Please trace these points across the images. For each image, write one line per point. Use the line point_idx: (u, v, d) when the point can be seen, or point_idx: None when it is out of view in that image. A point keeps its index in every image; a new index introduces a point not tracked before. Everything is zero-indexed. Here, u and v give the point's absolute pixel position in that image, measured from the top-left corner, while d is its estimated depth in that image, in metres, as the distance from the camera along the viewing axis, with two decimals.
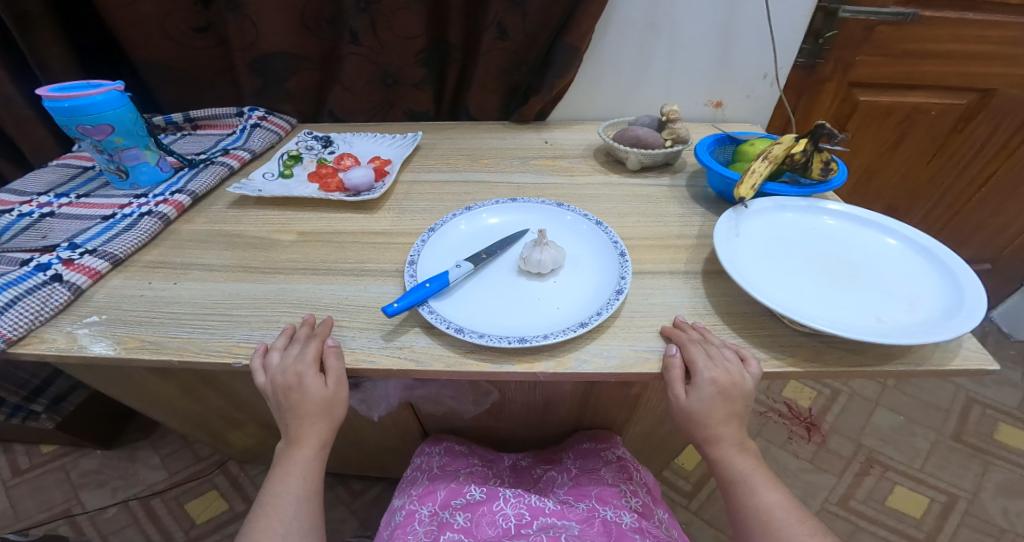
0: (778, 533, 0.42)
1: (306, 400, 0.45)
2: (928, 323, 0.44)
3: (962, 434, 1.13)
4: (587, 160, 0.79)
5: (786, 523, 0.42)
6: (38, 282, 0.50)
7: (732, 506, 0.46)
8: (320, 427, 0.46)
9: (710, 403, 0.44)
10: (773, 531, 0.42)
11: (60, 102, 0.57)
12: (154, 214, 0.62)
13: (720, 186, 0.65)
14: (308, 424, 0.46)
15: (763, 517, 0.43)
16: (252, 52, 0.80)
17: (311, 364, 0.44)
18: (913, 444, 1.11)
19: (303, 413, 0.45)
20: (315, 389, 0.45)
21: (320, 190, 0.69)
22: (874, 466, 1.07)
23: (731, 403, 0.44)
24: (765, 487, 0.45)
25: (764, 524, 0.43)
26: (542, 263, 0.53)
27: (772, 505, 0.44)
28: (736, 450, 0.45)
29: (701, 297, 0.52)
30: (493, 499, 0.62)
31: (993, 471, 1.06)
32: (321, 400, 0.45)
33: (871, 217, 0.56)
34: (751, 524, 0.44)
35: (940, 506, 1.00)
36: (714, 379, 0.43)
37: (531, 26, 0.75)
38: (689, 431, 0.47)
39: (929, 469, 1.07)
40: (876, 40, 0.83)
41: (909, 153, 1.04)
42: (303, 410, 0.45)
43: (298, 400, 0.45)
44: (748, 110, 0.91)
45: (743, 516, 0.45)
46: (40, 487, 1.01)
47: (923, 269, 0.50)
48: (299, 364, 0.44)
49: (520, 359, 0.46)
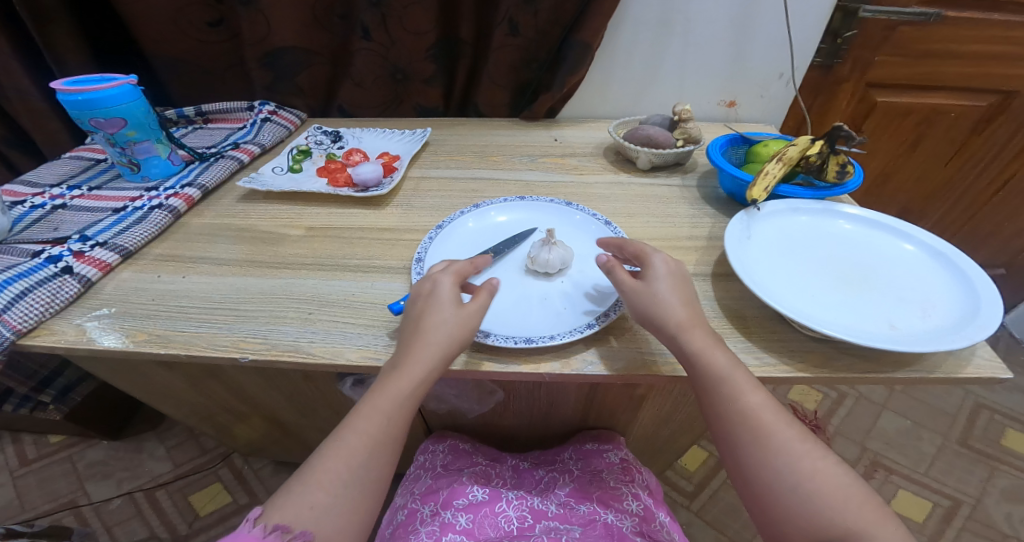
0: (771, 439, 0.38)
1: (434, 307, 0.43)
2: (942, 330, 0.43)
3: (968, 439, 1.11)
4: (597, 158, 0.78)
5: (776, 427, 0.38)
6: (49, 273, 0.51)
7: (709, 410, 0.41)
8: (433, 352, 0.40)
9: (666, 283, 0.45)
10: (765, 437, 0.38)
11: (73, 95, 0.57)
12: (165, 207, 0.63)
13: (731, 187, 0.64)
14: (423, 339, 0.41)
15: (751, 424, 0.39)
16: (263, 47, 0.80)
17: (451, 277, 0.46)
18: (919, 448, 1.10)
19: (427, 326, 0.42)
20: (446, 297, 0.43)
21: (329, 185, 0.69)
22: (878, 470, 1.06)
23: (686, 286, 0.46)
24: (749, 388, 0.40)
25: (753, 428, 0.39)
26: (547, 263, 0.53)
27: (758, 408, 0.39)
28: (714, 343, 0.42)
29: (710, 300, 0.52)
30: (495, 501, 0.63)
31: (999, 476, 1.04)
32: (448, 315, 0.42)
33: (887, 221, 0.55)
34: (738, 431, 0.39)
35: (943, 510, 0.99)
36: (664, 263, 0.46)
37: (543, 22, 0.74)
38: (661, 320, 0.43)
39: (934, 473, 1.05)
40: (896, 40, 0.81)
41: (926, 155, 1.02)
42: (426, 317, 0.42)
43: (428, 304, 0.43)
44: (763, 109, 0.90)
45: (728, 423, 0.40)
46: (48, 477, 1.02)
47: (939, 276, 0.49)
48: (442, 276, 0.45)
49: (525, 360, 0.46)
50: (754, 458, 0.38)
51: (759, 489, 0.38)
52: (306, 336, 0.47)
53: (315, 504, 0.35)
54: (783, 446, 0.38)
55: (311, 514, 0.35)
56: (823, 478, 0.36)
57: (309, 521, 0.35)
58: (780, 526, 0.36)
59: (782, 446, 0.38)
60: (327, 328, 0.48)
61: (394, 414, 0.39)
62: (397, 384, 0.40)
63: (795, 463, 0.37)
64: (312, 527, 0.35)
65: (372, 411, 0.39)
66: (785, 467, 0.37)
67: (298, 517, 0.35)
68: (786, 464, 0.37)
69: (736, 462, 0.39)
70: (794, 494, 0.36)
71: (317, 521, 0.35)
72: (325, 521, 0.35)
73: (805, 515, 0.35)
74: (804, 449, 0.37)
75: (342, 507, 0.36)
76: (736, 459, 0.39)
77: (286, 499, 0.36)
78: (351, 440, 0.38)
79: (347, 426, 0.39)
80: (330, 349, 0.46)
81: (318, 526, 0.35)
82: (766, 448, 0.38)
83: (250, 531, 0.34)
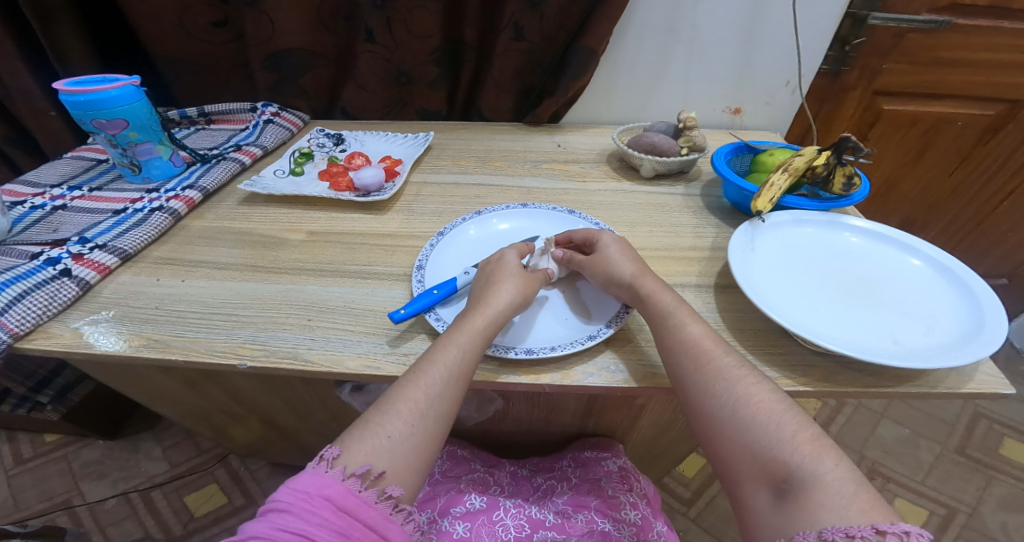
0: (710, 367, 0.39)
1: (507, 270, 0.48)
2: (945, 346, 0.42)
3: (966, 448, 1.10)
4: (600, 165, 0.78)
5: (715, 354, 0.40)
6: (48, 276, 0.51)
7: (658, 346, 0.43)
8: (511, 303, 0.46)
9: (615, 247, 0.50)
10: (705, 365, 0.39)
11: (76, 96, 0.57)
12: (165, 209, 0.62)
13: (736, 197, 0.64)
14: (503, 292, 0.46)
15: (696, 351, 0.40)
16: (267, 48, 0.80)
17: (515, 252, 0.51)
18: (917, 457, 1.09)
19: (505, 283, 0.47)
20: (514, 265, 0.49)
21: (330, 189, 0.69)
22: (875, 478, 1.05)
23: (629, 251, 0.50)
24: (691, 320, 0.43)
25: (696, 356, 0.40)
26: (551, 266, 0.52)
27: (699, 337, 0.41)
28: (662, 287, 0.46)
29: (712, 312, 0.51)
30: (493, 509, 0.63)
31: (996, 485, 1.03)
32: (522, 280, 0.48)
33: (895, 235, 0.54)
34: (681, 362, 0.41)
35: (939, 518, 0.98)
36: (609, 235, 0.52)
37: (548, 27, 0.74)
38: (617, 277, 0.47)
39: (931, 482, 1.04)
40: (905, 48, 0.80)
41: (932, 165, 1.01)
42: (502, 277, 0.48)
43: (500, 268, 0.49)
44: (767, 117, 0.90)
45: (672, 355, 0.41)
46: (44, 476, 1.02)
47: (944, 291, 0.48)
48: (506, 250, 0.51)
49: (525, 370, 0.45)
50: (695, 388, 0.39)
51: (704, 418, 0.38)
52: (305, 343, 0.47)
53: (393, 434, 0.38)
54: (721, 372, 0.39)
55: (388, 443, 0.37)
56: (757, 404, 0.36)
57: (385, 453, 0.37)
58: (725, 453, 0.37)
59: (721, 373, 0.39)
60: (326, 335, 0.47)
61: (470, 351, 0.42)
62: (476, 325, 0.43)
63: (731, 389, 0.38)
64: (387, 461, 0.37)
65: (450, 349, 0.42)
66: (723, 393, 0.38)
67: (375, 450, 0.37)
68: (724, 390, 0.38)
69: (683, 396, 0.40)
70: (731, 420, 0.36)
71: (389, 456, 0.37)
72: (400, 453, 0.37)
73: (742, 439, 0.35)
74: (741, 376, 0.38)
75: (415, 440, 0.38)
76: (682, 393, 0.40)
77: (363, 433, 0.38)
78: (427, 374, 0.40)
79: (428, 362, 0.41)
80: (329, 357, 0.45)
81: (392, 460, 0.37)
82: (705, 376, 0.39)
83: (329, 473, 0.35)
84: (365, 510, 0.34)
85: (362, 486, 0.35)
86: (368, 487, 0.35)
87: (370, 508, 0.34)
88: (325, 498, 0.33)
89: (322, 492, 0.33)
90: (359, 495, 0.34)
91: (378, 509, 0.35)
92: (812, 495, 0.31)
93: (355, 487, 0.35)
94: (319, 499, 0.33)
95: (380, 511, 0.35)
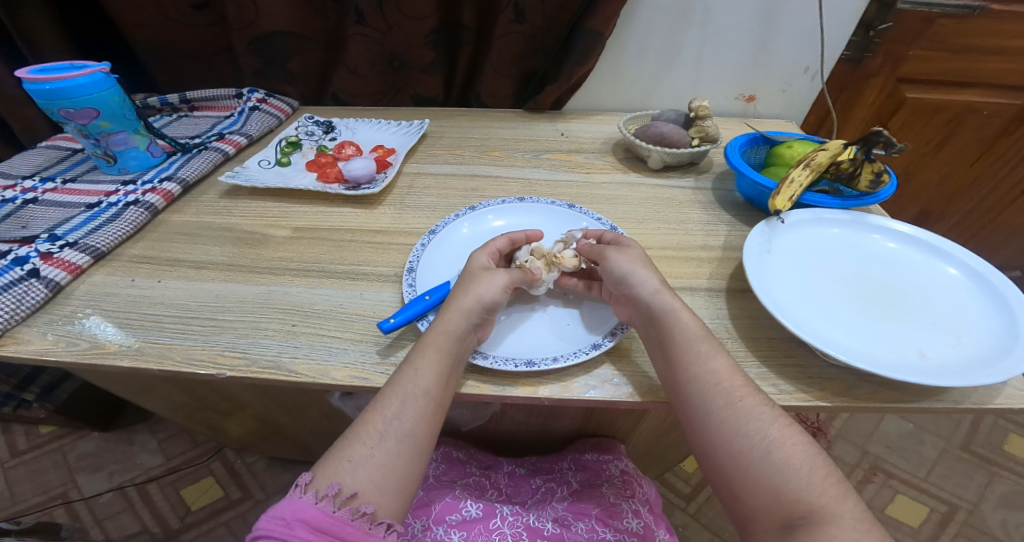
0: (741, 406, 0.36)
1: (469, 274, 0.45)
2: (976, 362, 0.39)
3: (971, 444, 1.07)
4: (606, 155, 0.73)
5: (746, 392, 0.36)
6: (14, 277, 0.48)
7: (677, 378, 0.38)
8: (460, 307, 0.41)
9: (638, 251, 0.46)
10: (736, 403, 0.36)
11: (39, 85, 0.53)
12: (141, 204, 0.59)
13: (750, 192, 0.60)
14: (453, 301, 0.42)
15: (723, 385, 0.37)
16: (251, 31, 0.75)
17: (487, 256, 0.47)
18: (920, 452, 1.05)
19: (481, 295, 0.43)
20: (478, 266, 0.46)
21: (318, 181, 0.66)
22: (878, 474, 1.02)
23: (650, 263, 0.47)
24: (715, 352, 0.38)
25: (725, 391, 0.36)
26: (560, 259, 0.48)
27: (728, 371, 0.37)
28: (686, 309, 0.41)
29: (722, 319, 0.47)
30: (490, 517, 0.60)
31: (999, 482, 1.00)
32: (482, 280, 0.44)
33: (932, 240, 0.50)
34: (707, 396, 0.37)
35: (940, 516, 0.96)
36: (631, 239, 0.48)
37: (552, 9, 0.69)
38: (642, 281, 0.42)
39: (934, 478, 1.01)
40: (935, 33, 0.75)
41: (952, 156, 0.95)
42: (462, 284, 0.44)
43: (465, 274, 0.45)
44: (782, 105, 0.85)
45: (696, 390, 0.37)
46: (38, 469, 1.01)
47: (975, 301, 0.44)
48: (492, 244, 0.48)
49: (523, 383, 0.42)
50: (722, 427, 0.36)
51: (726, 458, 0.35)
52: (288, 352, 0.43)
53: (353, 457, 0.35)
54: (753, 411, 0.35)
55: (348, 467, 0.35)
56: (789, 447, 0.34)
57: (348, 474, 0.34)
58: (742, 494, 0.34)
59: (753, 411, 0.35)
60: (312, 343, 0.44)
61: (424, 366, 0.38)
62: (432, 342, 0.40)
63: (766, 431, 0.34)
64: (353, 481, 0.34)
65: (408, 370, 0.39)
66: (756, 432, 0.34)
67: (339, 472, 0.35)
68: (758, 432, 0.34)
69: (703, 434, 0.37)
70: (762, 461, 0.33)
71: (355, 476, 0.34)
72: (363, 473, 0.34)
73: (768, 482, 0.33)
74: (773, 417, 0.35)
75: (377, 461, 0.35)
76: (701, 428, 0.37)
77: (329, 458, 0.36)
78: (386, 394, 0.38)
79: (389, 384, 0.39)
80: (314, 367, 0.42)
81: (360, 479, 0.34)
82: (737, 413, 0.35)
83: (302, 497, 0.33)
84: (342, 530, 0.32)
85: (335, 506, 0.33)
86: (342, 506, 0.33)
87: (347, 526, 0.32)
88: (301, 521, 0.32)
89: (297, 516, 0.32)
90: (333, 516, 0.32)
91: (356, 525, 0.32)
92: (830, 531, 0.30)
93: (328, 507, 0.33)
94: (294, 524, 0.32)
95: (357, 527, 0.32)
